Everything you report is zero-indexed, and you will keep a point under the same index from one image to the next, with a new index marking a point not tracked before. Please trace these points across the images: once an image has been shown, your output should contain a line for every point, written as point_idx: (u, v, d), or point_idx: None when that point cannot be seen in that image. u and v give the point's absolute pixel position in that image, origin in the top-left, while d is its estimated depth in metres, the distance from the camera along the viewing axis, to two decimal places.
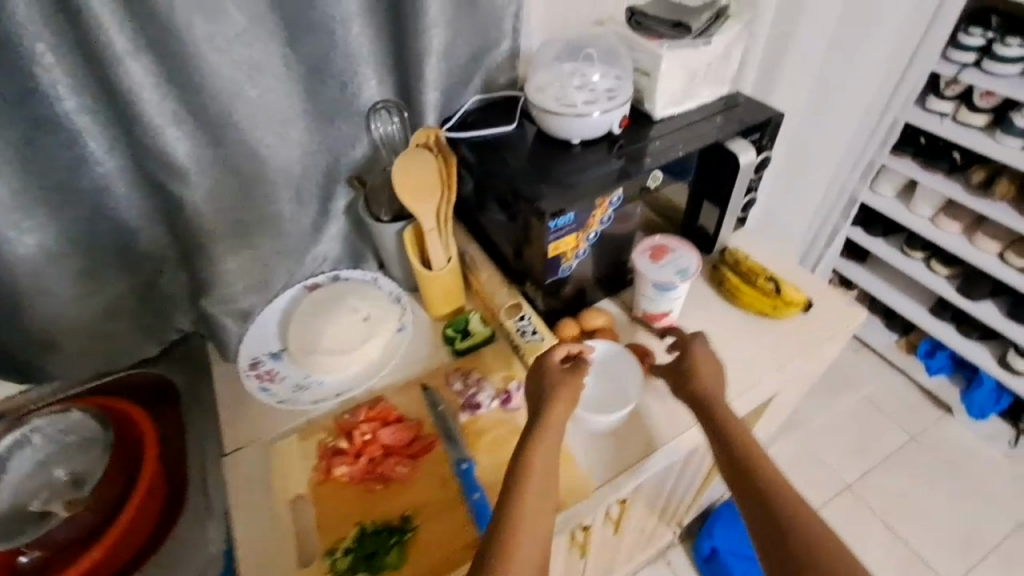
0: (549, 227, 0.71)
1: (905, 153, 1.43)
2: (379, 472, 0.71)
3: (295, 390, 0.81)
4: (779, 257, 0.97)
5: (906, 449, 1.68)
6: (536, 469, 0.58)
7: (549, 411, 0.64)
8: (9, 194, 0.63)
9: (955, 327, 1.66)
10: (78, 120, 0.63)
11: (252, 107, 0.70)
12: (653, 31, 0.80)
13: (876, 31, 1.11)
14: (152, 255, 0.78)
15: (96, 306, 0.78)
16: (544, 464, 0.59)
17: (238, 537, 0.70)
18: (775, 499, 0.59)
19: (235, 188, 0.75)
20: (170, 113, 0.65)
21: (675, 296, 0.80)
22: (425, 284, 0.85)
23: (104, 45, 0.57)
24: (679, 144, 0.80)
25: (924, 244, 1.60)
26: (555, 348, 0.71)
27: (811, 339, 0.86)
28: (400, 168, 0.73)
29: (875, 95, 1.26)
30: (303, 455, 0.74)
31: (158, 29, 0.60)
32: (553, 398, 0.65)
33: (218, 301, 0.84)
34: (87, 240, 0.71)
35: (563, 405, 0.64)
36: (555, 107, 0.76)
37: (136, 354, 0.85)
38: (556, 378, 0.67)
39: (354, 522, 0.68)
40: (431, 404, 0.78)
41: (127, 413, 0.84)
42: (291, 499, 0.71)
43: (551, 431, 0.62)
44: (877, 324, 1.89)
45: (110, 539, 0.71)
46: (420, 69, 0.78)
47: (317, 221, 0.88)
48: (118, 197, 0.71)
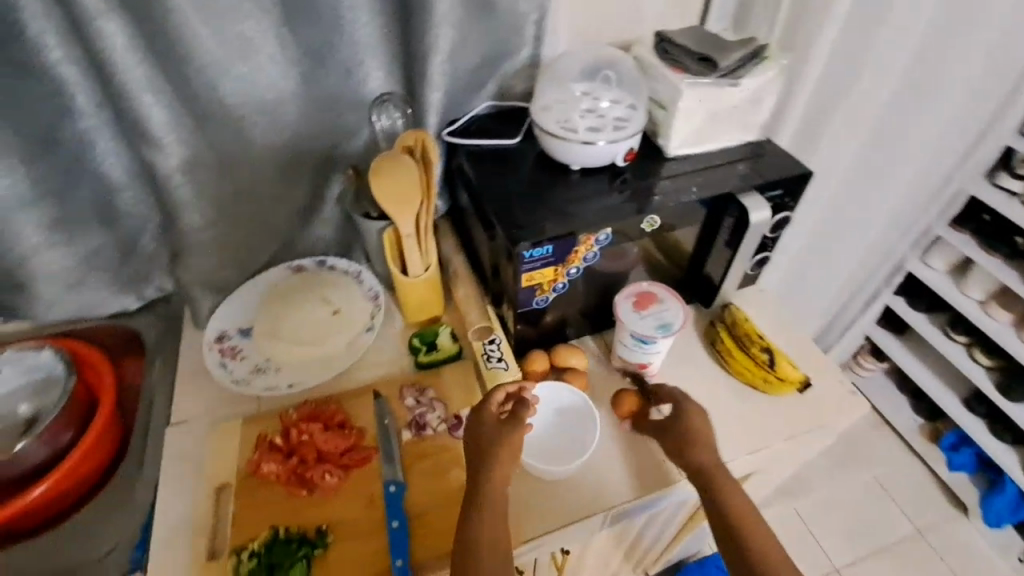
0: (522, 258, 0.67)
1: (965, 230, 1.27)
2: (307, 476, 0.68)
3: (251, 372, 0.79)
4: (783, 325, 0.90)
5: (908, 543, 1.54)
6: (487, 511, 0.60)
7: (494, 458, 0.63)
8: None
9: (988, 426, 1.51)
10: (64, 71, 0.65)
11: (238, 86, 0.70)
12: (679, 63, 0.74)
13: (944, 92, 1.01)
14: (133, 215, 0.80)
15: (73, 254, 0.79)
16: (495, 505, 0.61)
17: (159, 511, 0.69)
18: (736, 525, 0.62)
19: (212, 163, 0.76)
20: (145, 81, 0.67)
21: (655, 351, 0.75)
22: (402, 290, 0.82)
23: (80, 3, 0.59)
24: (692, 187, 0.74)
25: (967, 329, 1.46)
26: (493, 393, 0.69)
27: (797, 422, 0.79)
28: (378, 170, 0.69)
29: (937, 158, 1.14)
30: (239, 442, 0.72)
31: None
32: (500, 443, 0.64)
33: (192, 270, 0.84)
34: (61, 189, 0.73)
35: (505, 451, 0.64)
36: (555, 129, 0.72)
37: (112, 306, 0.86)
38: (495, 426, 0.66)
39: (270, 524, 0.65)
40: (378, 415, 0.74)
41: (94, 363, 0.87)
42: (217, 486, 0.69)
43: (498, 479, 0.62)
44: (903, 403, 1.74)
45: (61, 474, 0.76)
46: (425, 67, 0.75)
47: (309, 206, 0.86)
48: (100, 150, 0.73)
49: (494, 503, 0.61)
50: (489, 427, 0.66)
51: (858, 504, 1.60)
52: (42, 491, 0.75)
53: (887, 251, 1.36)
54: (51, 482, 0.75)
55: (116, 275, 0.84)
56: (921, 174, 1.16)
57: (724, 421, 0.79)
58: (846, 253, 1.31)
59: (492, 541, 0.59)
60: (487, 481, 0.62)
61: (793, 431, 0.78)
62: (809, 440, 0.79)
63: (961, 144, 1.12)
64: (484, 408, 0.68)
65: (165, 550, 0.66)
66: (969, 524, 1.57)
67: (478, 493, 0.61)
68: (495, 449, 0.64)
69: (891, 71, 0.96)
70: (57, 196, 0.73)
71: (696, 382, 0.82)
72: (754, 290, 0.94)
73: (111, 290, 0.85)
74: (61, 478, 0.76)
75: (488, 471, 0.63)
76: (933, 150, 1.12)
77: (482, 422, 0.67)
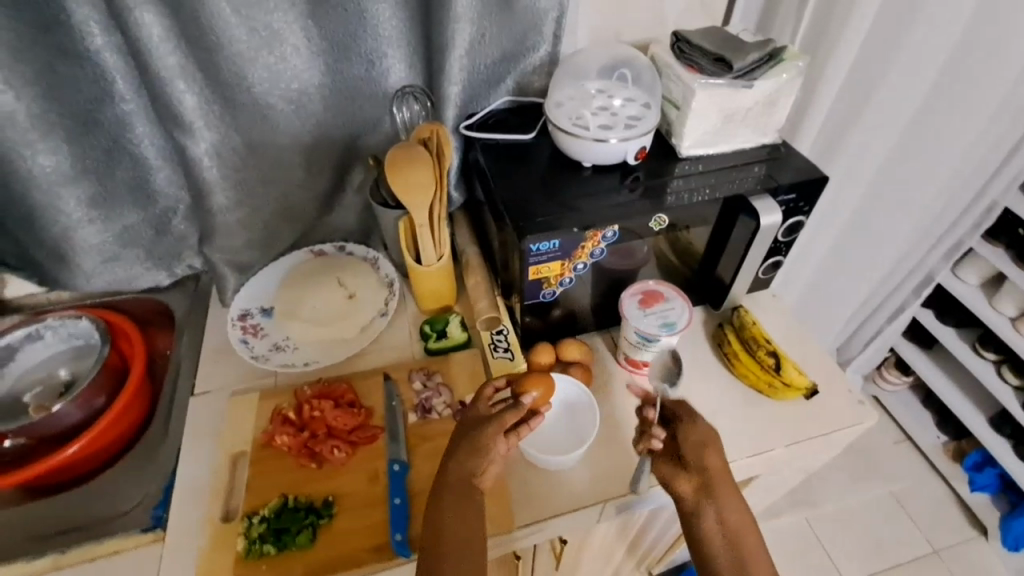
0: (529, 251, 0.69)
1: (999, 243, 1.26)
2: (316, 450, 0.72)
3: (271, 349, 0.84)
4: (794, 330, 0.90)
5: (923, 561, 1.51)
6: (449, 505, 0.61)
7: (462, 454, 0.64)
8: (32, 114, 0.69)
9: (1014, 447, 1.46)
10: (105, 57, 0.70)
11: (265, 75, 0.73)
12: (695, 62, 0.74)
13: (975, 101, 0.96)
14: (166, 192, 0.85)
15: (109, 231, 0.84)
16: (458, 503, 0.62)
17: (180, 475, 0.74)
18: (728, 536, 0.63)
19: (239, 145, 0.80)
20: (179, 69, 0.71)
21: (659, 349, 0.76)
22: (415, 278, 0.84)
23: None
24: (700, 189, 0.74)
25: (998, 348, 1.42)
26: (484, 388, 0.70)
27: (801, 427, 0.79)
28: (393, 159, 0.71)
29: (969, 174, 1.08)
30: (256, 414, 0.76)
31: None
32: (473, 440, 0.64)
33: (219, 251, 0.90)
34: (101, 168, 0.78)
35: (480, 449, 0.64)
36: (567, 126, 0.73)
37: (145, 281, 0.92)
38: (477, 421, 0.66)
39: (280, 493, 0.69)
40: (387, 396, 0.77)
41: (126, 332, 0.93)
42: (233, 454, 0.74)
43: (464, 473, 0.63)
44: (925, 418, 1.70)
45: (92, 436, 0.82)
46: (443, 62, 0.76)
47: (330, 192, 0.90)
48: (137, 132, 0.78)
49: (456, 502, 0.62)
50: (469, 421, 0.67)
51: (872, 519, 1.57)
52: (75, 450, 0.81)
53: (914, 268, 1.29)
54: (83, 443, 0.81)
55: (149, 252, 0.89)
56: (950, 189, 1.11)
57: (726, 423, 0.79)
58: (866, 265, 1.26)
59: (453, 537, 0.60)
60: (452, 475, 0.63)
61: (796, 436, 0.78)
62: (812, 445, 0.79)
63: (988, 162, 1.07)
64: (473, 407, 0.69)
65: (184, 511, 0.71)
66: (988, 546, 1.53)
67: (442, 485, 0.63)
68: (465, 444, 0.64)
69: (922, 76, 0.93)
70: (98, 175, 0.78)
71: (701, 382, 0.83)
72: (766, 294, 0.94)
73: (145, 265, 0.90)
74: (97, 434, 0.82)
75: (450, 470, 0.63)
76: (963, 164, 1.06)
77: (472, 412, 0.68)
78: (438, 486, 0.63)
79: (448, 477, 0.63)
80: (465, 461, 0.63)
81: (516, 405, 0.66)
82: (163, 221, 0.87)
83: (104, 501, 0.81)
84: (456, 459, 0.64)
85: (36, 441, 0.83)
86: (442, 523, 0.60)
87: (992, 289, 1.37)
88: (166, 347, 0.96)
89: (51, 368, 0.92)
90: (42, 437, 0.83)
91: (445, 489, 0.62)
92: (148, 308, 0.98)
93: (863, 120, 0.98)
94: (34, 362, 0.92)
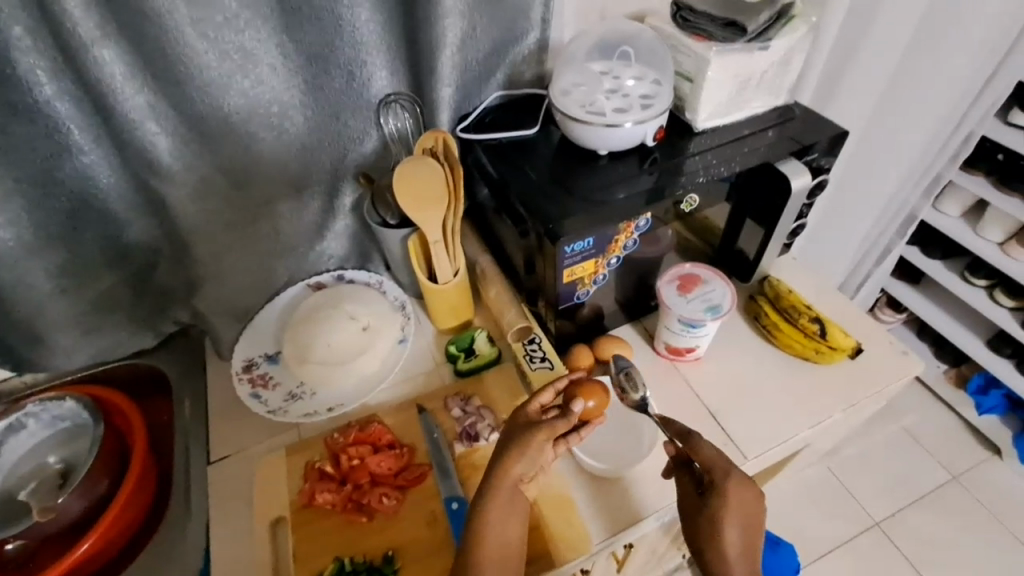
0: (564, 252, 0.64)
1: (978, 170, 1.22)
2: (364, 502, 0.66)
3: (287, 399, 0.77)
4: (819, 292, 0.88)
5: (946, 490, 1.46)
6: (497, 503, 0.56)
7: (512, 454, 0.57)
8: None
9: (1017, 366, 1.42)
10: (58, 107, 0.60)
11: (242, 101, 0.66)
12: (701, 30, 0.71)
13: (955, 34, 0.95)
14: (143, 245, 0.76)
15: (84, 298, 0.75)
16: (507, 505, 0.56)
17: (216, 553, 0.68)
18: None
19: (223, 184, 0.72)
20: (149, 108, 0.63)
21: (702, 334, 0.74)
22: (429, 297, 0.79)
23: (70, 32, 0.55)
24: (722, 161, 0.71)
25: (989, 273, 1.38)
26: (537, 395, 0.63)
27: (854, 389, 0.77)
28: (403, 173, 0.65)
29: (950, 107, 1.06)
30: (289, 473, 0.69)
31: (132, 15, 0.57)
32: (523, 440, 0.57)
33: (213, 301, 0.81)
34: (67, 232, 0.69)
35: (528, 453, 0.57)
36: (582, 115, 0.68)
37: (134, 346, 0.83)
38: (525, 426, 0.59)
39: (333, 555, 0.63)
40: (426, 429, 0.72)
41: (119, 406, 0.84)
42: (271, 522, 0.67)
43: (514, 477, 0.57)
44: (925, 350, 1.65)
45: (104, 527, 0.73)
46: (432, 63, 0.71)
47: (322, 218, 0.82)
48: (102, 186, 0.68)
49: (506, 503, 0.56)
50: (517, 425, 0.60)
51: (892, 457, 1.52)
52: (88, 546, 0.72)
53: (899, 209, 1.27)
54: (96, 537, 0.73)
55: (133, 314, 0.81)
56: (932, 126, 1.10)
57: (776, 398, 0.77)
58: (857, 211, 1.27)
59: (496, 541, 0.55)
60: (502, 476, 0.56)
61: (851, 400, 0.76)
62: (865, 405, 0.78)
63: (972, 88, 1.03)
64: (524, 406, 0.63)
65: None
66: (1005, 466, 1.50)
67: (491, 485, 0.56)
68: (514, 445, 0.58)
69: (907, 19, 0.91)
70: (65, 240, 0.70)
71: (742, 360, 0.80)
72: (788, 258, 0.92)
73: (129, 330, 0.81)
74: (110, 525, 0.74)
75: (501, 475, 0.56)
76: (943, 97, 1.04)
77: (518, 414, 0.62)
78: (486, 486, 0.57)
79: (500, 481, 0.56)
80: (510, 463, 0.57)
81: (568, 415, 0.59)
82: (143, 278, 0.79)
83: None
84: (506, 463, 0.57)
85: (40, 543, 0.74)
86: (487, 527, 0.55)
87: (975, 218, 1.34)
88: (165, 414, 0.89)
89: (39, 459, 0.82)
90: (46, 537, 0.74)
91: (494, 493, 0.56)
92: (136, 374, 0.89)
93: (854, 68, 0.96)
94: (20, 455, 0.82)
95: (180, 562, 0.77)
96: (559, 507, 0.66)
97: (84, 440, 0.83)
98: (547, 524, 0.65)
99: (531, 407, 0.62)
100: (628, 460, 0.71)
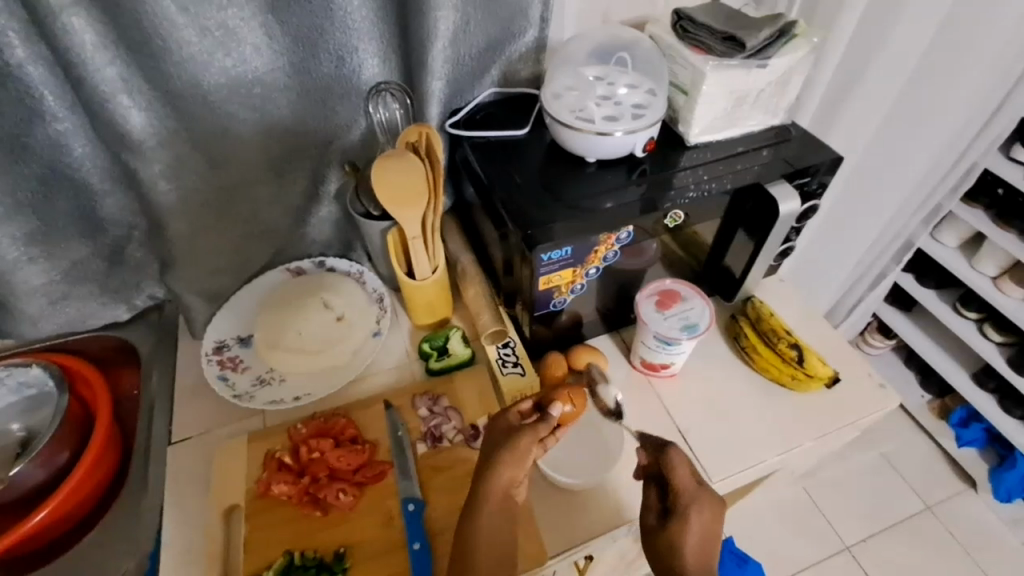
0: (540, 260, 0.63)
1: (978, 204, 1.21)
2: (320, 497, 0.65)
3: (254, 385, 0.75)
4: (802, 316, 0.87)
5: (919, 520, 1.46)
6: (488, 510, 0.56)
7: (499, 464, 0.56)
8: None
9: (998, 401, 1.41)
10: (30, 72, 0.59)
11: (222, 80, 0.65)
12: (700, 42, 0.69)
13: (966, 64, 0.92)
14: (116, 220, 0.75)
15: (53, 267, 0.74)
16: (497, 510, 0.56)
17: (167, 535, 0.67)
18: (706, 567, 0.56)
19: (199, 162, 0.71)
20: (122, 80, 0.62)
21: (678, 352, 0.72)
22: (407, 292, 0.77)
23: None
24: (711, 178, 0.69)
25: (980, 306, 1.37)
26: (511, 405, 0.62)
27: (829, 418, 0.76)
28: (381, 165, 0.64)
29: (955, 135, 1.04)
30: (247, 462, 0.68)
31: None
32: (509, 448, 0.57)
33: (186, 280, 0.80)
34: (36, 199, 0.68)
35: (513, 462, 0.56)
36: (571, 120, 0.67)
37: (104, 318, 0.82)
38: (506, 433, 0.59)
39: (285, 548, 0.63)
40: (391, 426, 0.71)
41: (86, 378, 0.83)
42: (224, 509, 0.66)
43: (504, 485, 0.56)
44: (909, 378, 1.64)
45: (60, 499, 0.73)
46: (423, 54, 0.69)
47: (305, 203, 0.80)
48: (76, 155, 0.67)
49: (496, 510, 0.56)
50: (498, 430, 0.60)
51: (867, 482, 1.51)
52: (42, 517, 0.71)
53: (897, 233, 1.26)
54: (51, 509, 0.72)
55: (104, 286, 0.79)
56: (935, 154, 1.08)
57: (748, 420, 0.76)
58: (853, 236, 1.25)
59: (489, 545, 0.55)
60: (491, 486, 0.56)
61: (824, 429, 0.75)
62: (839, 434, 0.77)
63: (978, 117, 1.01)
64: (503, 414, 0.61)
65: None
66: (979, 500, 1.49)
67: (483, 493, 0.56)
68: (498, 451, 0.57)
69: (915, 47, 0.89)
70: (33, 207, 0.68)
71: (719, 379, 0.79)
72: (776, 280, 0.91)
73: (99, 301, 0.80)
74: (64, 500, 0.73)
75: (488, 482, 0.56)
76: (949, 125, 1.02)
77: (497, 423, 0.61)
78: (476, 493, 0.56)
79: (487, 487, 0.56)
80: (495, 471, 0.56)
81: (548, 418, 0.58)
82: (115, 251, 0.78)
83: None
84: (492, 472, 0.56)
85: None
86: (479, 529, 0.55)
87: (971, 250, 1.33)
88: (134, 388, 0.87)
89: (2, 425, 0.81)
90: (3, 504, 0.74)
91: (484, 501, 0.56)
92: (105, 346, 0.88)
93: (858, 91, 0.94)
94: None
95: (136, 540, 0.76)
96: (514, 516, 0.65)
97: (47, 409, 0.82)
98: None
99: (507, 415, 0.61)
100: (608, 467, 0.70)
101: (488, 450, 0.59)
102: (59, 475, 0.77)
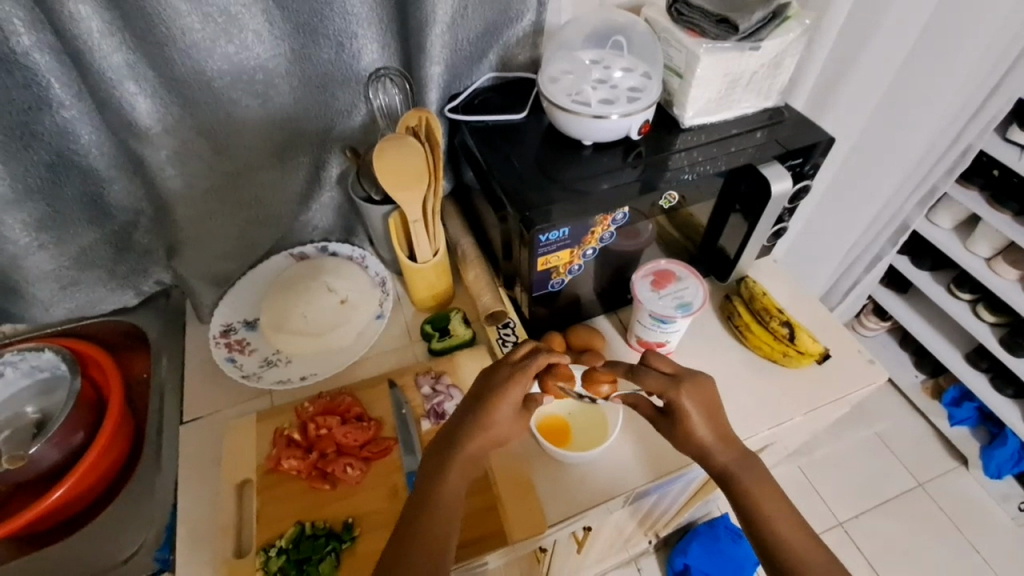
0: (538, 242, 0.64)
1: (973, 185, 1.22)
2: (328, 471, 0.68)
3: (262, 366, 0.78)
4: (795, 296, 0.89)
5: (912, 496, 1.49)
6: None
7: (488, 432, 0.59)
8: None
9: (991, 379, 1.44)
10: (37, 59, 0.60)
11: (225, 66, 0.66)
12: (695, 25, 0.70)
13: (963, 45, 0.92)
14: (124, 207, 0.77)
15: (64, 253, 0.76)
16: (460, 473, 0.58)
17: (183, 508, 0.70)
18: (734, 499, 0.61)
19: (203, 148, 0.72)
20: (126, 67, 0.63)
21: (673, 330, 0.75)
22: (408, 275, 0.79)
23: None
24: (705, 159, 0.71)
25: (974, 287, 1.39)
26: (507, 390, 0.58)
27: (819, 393, 0.79)
28: (381, 152, 0.65)
29: (949, 117, 1.06)
30: (257, 439, 0.71)
31: None
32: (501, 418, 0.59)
33: (191, 265, 0.81)
34: (46, 186, 0.70)
35: None
36: (567, 103, 0.68)
37: (112, 304, 0.84)
38: (475, 402, 0.60)
39: (295, 520, 0.66)
40: (395, 404, 0.73)
41: (98, 361, 0.85)
42: (237, 483, 0.68)
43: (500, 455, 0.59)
44: (904, 359, 1.67)
45: (76, 478, 0.76)
46: (421, 39, 0.70)
47: (307, 189, 0.82)
48: (84, 143, 0.69)
49: None
50: (505, 420, 0.59)
51: (861, 461, 1.54)
52: (61, 492, 0.75)
53: (891, 217, 1.28)
54: (69, 485, 0.75)
55: (113, 272, 0.82)
56: (929, 136, 1.09)
57: (740, 395, 0.78)
58: (848, 219, 1.26)
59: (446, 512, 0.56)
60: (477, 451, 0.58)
61: (814, 404, 0.78)
62: (829, 409, 0.79)
63: (975, 100, 1.03)
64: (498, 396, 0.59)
65: (193, 547, 0.67)
66: (969, 476, 1.53)
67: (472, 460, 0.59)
68: (477, 430, 0.58)
69: (912, 29, 0.90)
70: (43, 193, 0.70)
71: (713, 357, 0.82)
72: (768, 261, 0.93)
73: (109, 286, 0.82)
74: (79, 479, 0.76)
75: (460, 453, 0.58)
76: (943, 107, 1.03)
77: (511, 413, 0.60)
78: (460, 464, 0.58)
79: (462, 457, 0.58)
80: None
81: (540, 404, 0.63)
82: (123, 237, 0.80)
83: (103, 550, 0.77)
84: (473, 443, 0.58)
85: (14, 487, 0.77)
86: (444, 487, 0.57)
87: (965, 232, 1.35)
88: (143, 371, 0.90)
89: (17, 408, 0.83)
90: (19, 482, 0.77)
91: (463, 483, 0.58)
92: (115, 331, 0.90)
93: (853, 73, 0.95)
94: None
95: (149, 517, 0.79)
96: (516, 490, 0.67)
97: (59, 393, 0.84)
98: (505, 506, 0.67)
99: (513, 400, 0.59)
100: (611, 416, 0.74)
101: (455, 429, 0.59)
102: (75, 455, 0.80)
